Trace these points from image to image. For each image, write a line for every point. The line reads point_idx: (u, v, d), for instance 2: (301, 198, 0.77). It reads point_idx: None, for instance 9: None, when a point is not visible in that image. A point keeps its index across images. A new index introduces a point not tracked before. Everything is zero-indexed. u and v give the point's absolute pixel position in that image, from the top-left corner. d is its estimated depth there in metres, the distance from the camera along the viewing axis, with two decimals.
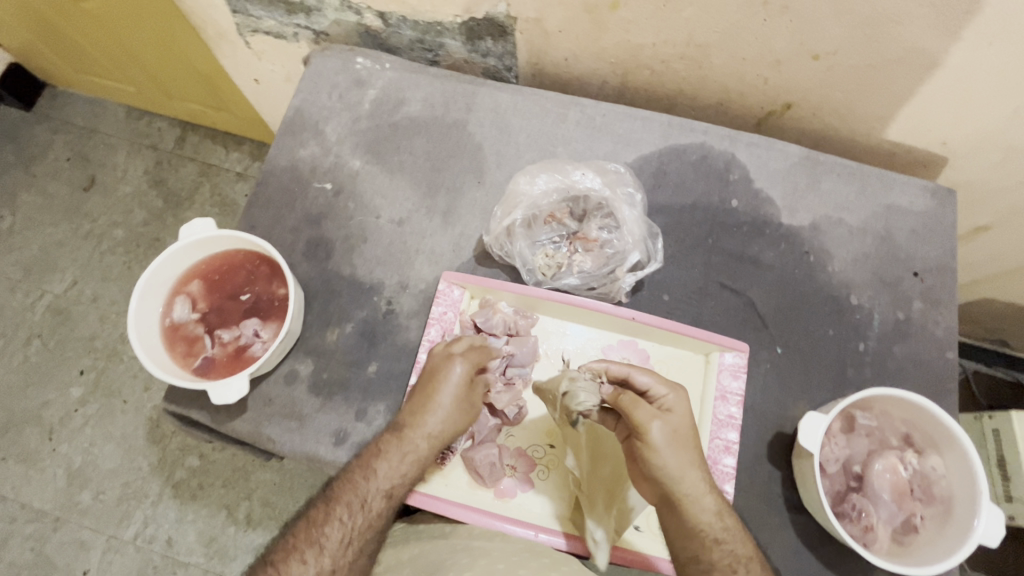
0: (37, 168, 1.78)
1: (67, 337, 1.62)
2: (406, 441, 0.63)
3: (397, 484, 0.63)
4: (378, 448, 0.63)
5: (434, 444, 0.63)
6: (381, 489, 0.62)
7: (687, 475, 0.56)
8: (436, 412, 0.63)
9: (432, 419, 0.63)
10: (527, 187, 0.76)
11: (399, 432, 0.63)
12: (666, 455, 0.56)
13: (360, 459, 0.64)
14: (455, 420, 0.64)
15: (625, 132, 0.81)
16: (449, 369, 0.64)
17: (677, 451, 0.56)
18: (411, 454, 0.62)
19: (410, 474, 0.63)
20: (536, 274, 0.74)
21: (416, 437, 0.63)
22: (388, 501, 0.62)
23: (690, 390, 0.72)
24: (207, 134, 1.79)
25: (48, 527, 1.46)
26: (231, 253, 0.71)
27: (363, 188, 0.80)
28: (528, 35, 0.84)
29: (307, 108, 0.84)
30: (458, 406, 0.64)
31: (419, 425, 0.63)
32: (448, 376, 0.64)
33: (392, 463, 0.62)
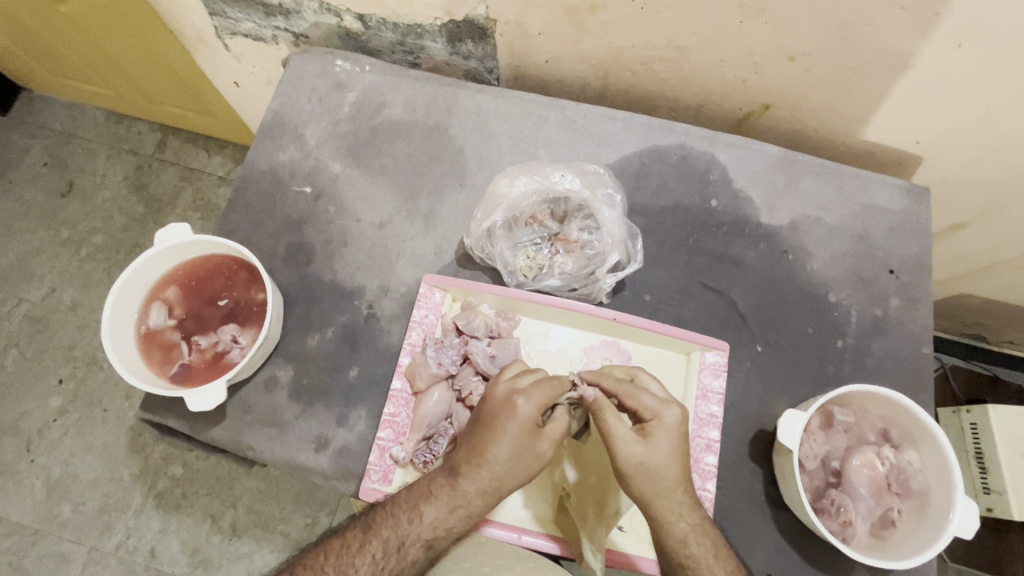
0: (12, 174, 1.75)
1: (45, 346, 1.59)
2: (460, 491, 0.59)
3: (440, 536, 0.59)
4: (430, 489, 0.60)
5: (489, 498, 0.59)
6: (422, 537, 0.58)
7: (660, 500, 0.56)
8: (493, 465, 0.58)
9: (487, 468, 0.57)
10: (506, 188, 0.76)
11: (456, 479, 0.59)
12: (646, 482, 0.56)
13: (407, 495, 0.60)
14: (517, 472, 0.58)
15: (605, 134, 0.81)
16: (511, 411, 0.58)
17: (659, 475, 0.56)
18: (462, 506, 0.58)
19: (457, 527, 0.59)
20: (517, 275, 0.74)
21: (468, 489, 0.58)
22: (426, 550, 0.59)
23: (672, 390, 0.72)
24: (189, 138, 1.77)
25: (26, 541, 1.43)
26: (209, 258, 0.70)
27: (343, 191, 0.79)
28: (509, 37, 0.85)
29: (286, 112, 0.83)
30: (517, 456, 0.57)
31: (474, 477, 0.58)
32: (508, 422, 0.57)
33: (439, 509, 0.59)
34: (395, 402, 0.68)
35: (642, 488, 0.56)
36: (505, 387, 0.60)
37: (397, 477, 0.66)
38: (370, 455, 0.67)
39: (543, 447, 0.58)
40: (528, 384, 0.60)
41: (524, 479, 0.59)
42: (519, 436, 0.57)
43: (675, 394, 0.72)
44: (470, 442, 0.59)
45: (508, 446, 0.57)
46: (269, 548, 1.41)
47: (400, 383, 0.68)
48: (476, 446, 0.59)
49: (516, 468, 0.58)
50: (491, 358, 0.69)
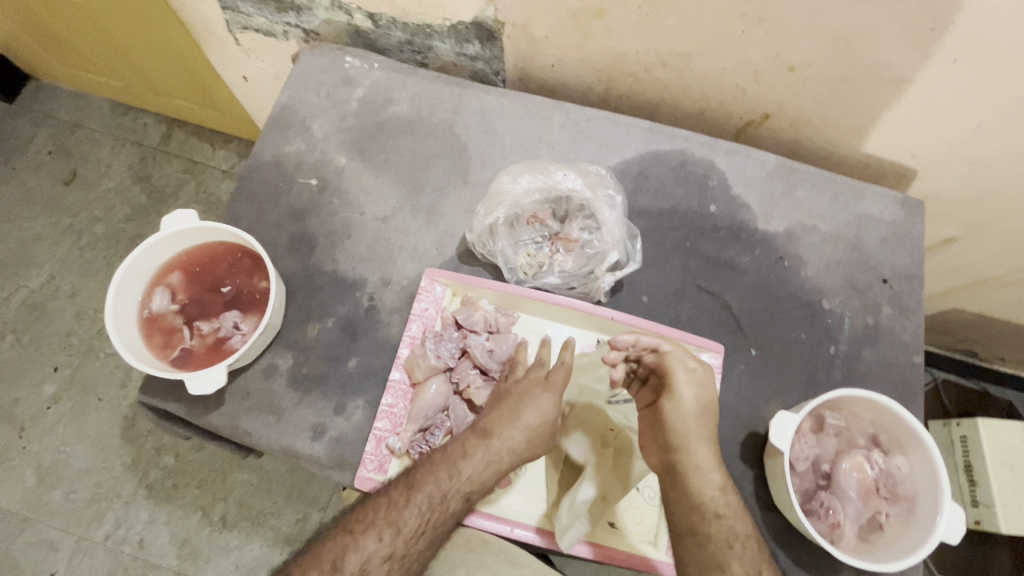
0: (17, 161, 1.75)
1: (41, 333, 1.59)
2: (493, 447, 0.61)
3: (476, 489, 0.61)
4: (467, 447, 0.62)
5: (520, 458, 0.62)
6: (460, 490, 0.60)
7: (700, 448, 0.59)
8: (524, 429, 0.62)
9: (518, 428, 0.62)
10: (509, 186, 0.77)
11: (490, 438, 0.62)
12: (687, 429, 0.59)
13: (445, 452, 0.62)
14: (546, 435, 0.63)
15: (607, 138, 0.83)
16: (543, 392, 0.64)
17: (699, 425, 0.59)
18: (496, 461, 0.61)
19: (490, 482, 0.61)
20: (517, 271, 0.75)
21: (501, 447, 0.61)
22: (464, 503, 0.60)
23: None
24: (194, 131, 1.78)
25: (15, 528, 1.42)
26: (213, 245, 0.71)
27: (348, 185, 0.80)
28: (515, 40, 0.86)
29: (294, 105, 0.84)
30: (546, 428, 0.63)
31: (507, 437, 0.62)
32: (541, 398, 0.63)
33: (475, 464, 0.61)
34: (393, 393, 0.68)
35: (687, 434, 0.59)
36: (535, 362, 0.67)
37: (392, 468, 0.66)
38: (366, 445, 0.67)
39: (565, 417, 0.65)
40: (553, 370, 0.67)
41: (544, 447, 0.63)
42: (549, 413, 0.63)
43: None
44: (500, 410, 0.64)
45: (541, 407, 0.63)
46: (259, 542, 1.41)
47: (399, 374, 0.69)
48: (510, 409, 0.63)
49: (545, 431, 0.63)
50: (489, 353, 0.70)
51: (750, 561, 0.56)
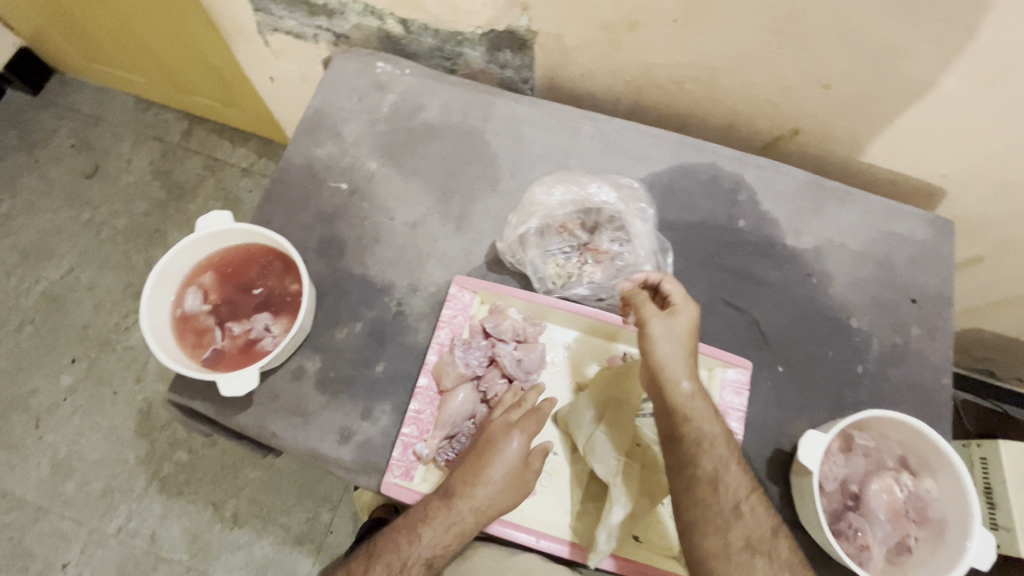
0: (40, 153, 1.77)
1: (59, 324, 1.60)
2: (454, 510, 0.59)
3: (439, 554, 0.59)
4: (427, 512, 0.60)
5: (482, 521, 0.60)
6: (422, 556, 0.59)
7: (675, 362, 0.59)
8: (487, 486, 0.60)
9: (481, 488, 0.59)
10: (543, 196, 0.77)
11: (451, 500, 0.60)
12: (659, 346, 0.59)
13: (404, 519, 0.61)
14: (508, 496, 0.60)
15: (636, 149, 0.83)
16: (507, 442, 0.61)
17: (674, 342, 0.60)
18: (457, 526, 0.59)
19: (453, 547, 0.59)
20: (546, 282, 0.75)
21: (463, 508, 0.59)
22: (427, 570, 0.60)
23: None
24: (214, 128, 1.80)
25: (28, 517, 1.43)
26: (244, 247, 0.72)
27: (378, 190, 0.80)
28: (546, 49, 0.87)
29: (326, 109, 0.85)
30: (510, 483, 0.61)
31: (468, 496, 0.59)
32: (505, 449, 0.61)
33: (435, 530, 0.59)
34: (421, 398, 0.68)
35: (660, 350, 0.59)
36: (503, 416, 0.64)
37: (419, 474, 0.66)
38: (392, 450, 0.67)
39: (531, 475, 0.62)
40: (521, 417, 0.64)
41: (512, 505, 0.61)
42: (514, 465, 0.61)
43: None
44: (463, 467, 0.62)
45: (506, 462, 0.60)
46: (269, 539, 1.41)
47: (427, 380, 0.69)
48: (473, 467, 0.61)
49: (510, 486, 0.60)
50: (517, 362, 0.70)
51: (734, 483, 0.56)
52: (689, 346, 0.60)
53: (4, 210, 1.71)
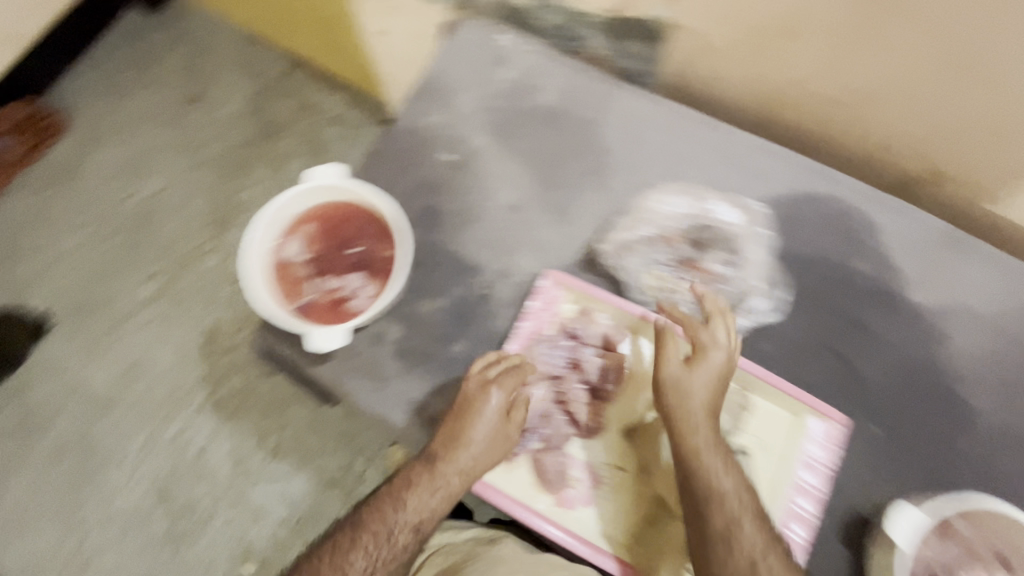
0: (151, 73, 1.85)
1: (147, 238, 1.69)
2: (438, 475, 0.62)
3: (426, 518, 0.62)
4: (412, 481, 0.62)
5: (465, 482, 0.62)
6: (409, 522, 0.62)
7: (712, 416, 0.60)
8: (468, 447, 0.62)
9: (461, 452, 0.62)
10: (657, 207, 0.76)
11: (434, 466, 0.62)
12: (697, 392, 0.61)
13: (390, 489, 0.64)
14: (488, 455, 0.62)
15: (756, 167, 0.78)
16: (485, 400, 0.63)
17: (709, 387, 0.61)
18: (442, 489, 0.62)
19: (439, 509, 0.62)
20: (640, 291, 0.72)
21: (447, 472, 0.62)
22: (415, 534, 0.62)
23: (773, 447, 0.67)
24: (311, 73, 1.83)
25: (98, 410, 1.55)
26: (345, 205, 0.72)
27: (483, 166, 0.78)
28: (680, 45, 0.82)
29: (442, 75, 0.82)
30: (491, 440, 0.63)
31: (452, 460, 0.62)
32: (484, 408, 0.63)
33: (422, 496, 0.62)
34: None
35: (696, 397, 0.61)
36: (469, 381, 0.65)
37: None
38: None
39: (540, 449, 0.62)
40: (498, 373, 0.65)
41: (496, 461, 0.63)
42: (492, 422, 0.63)
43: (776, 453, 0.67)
44: (444, 431, 0.64)
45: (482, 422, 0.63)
46: (305, 476, 1.48)
47: None
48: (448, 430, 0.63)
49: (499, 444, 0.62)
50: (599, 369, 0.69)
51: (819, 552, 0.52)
52: (719, 397, 0.62)
53: (113, 122, 1.81)
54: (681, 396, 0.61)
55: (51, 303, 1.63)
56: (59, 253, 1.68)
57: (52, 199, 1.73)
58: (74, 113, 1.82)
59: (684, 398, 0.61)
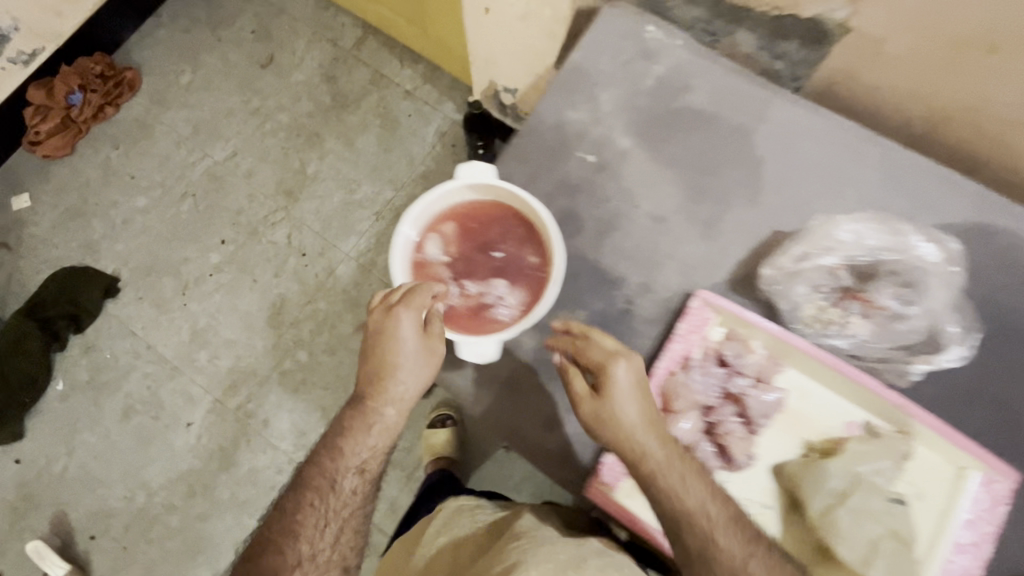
0: (222, 32, 1.79)
1: (216, 205, 1.67)
2: (371, 412, 0.68)
3: (367, 457, 0.71)
4: (348, 427, 0.70)
5: (399, 410, 0.68)
6: (355, 463, 0.70)
7: (649, 426, 0.58)
8: (395, 377, 0.65)
9: (391, 387, 0.66)
10: (829, 231, 0.69)
11: (366, 406, 0.68)
12: (627, 404, 0.58)
13: (329, 441, 0.71)
14: (416, 382, 0.65)
15: (927, 193, 0.71)
16: (395, 328, 0.63)
17: (636, 400, 0.59)
18: (378, 426, 0.69)
19: (376, 444, 0.70)
20: (802, 323, 0.66)
21: (377, 408, 0.67)
22: (361, 471, 0.71)
23: (930, 500, 0.63)
24: (387, 43, 1.77)
25: (165, 373, 1.56)
26: (489, 204, 0.68)
27: (628, 171, 0.73)
28: (850, 51, 0.75)
29: (586, 67, 0.77)
30: (416, 363, 0.64)
31: (378, 396, 0.67)
32: (396, 335, 0.63)
33: (359, 438, 0.69)
34: None
35: (625, 411, 0.58)
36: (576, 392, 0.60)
37: (625, 485, 0.66)
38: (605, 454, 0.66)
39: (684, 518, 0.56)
40: (400, 297, 0.64)
41: (427, 379, 0.66)
42: (411, 346, 0.63)
43: (932, 505, 0.63)
44: (367, 370, 0.66)
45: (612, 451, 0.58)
46: None
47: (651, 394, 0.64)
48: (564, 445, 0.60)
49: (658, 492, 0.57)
50: (754, 401, 0.64)
51: None
52: (651, 403, 0.60)
53: (184, 81, 1.75)
54: (614, 415, 0.58)
55: (121, 263, 1.62)
56: (129, 213, 1.66)
57: (122, 157, 1.70)
58: (144, 69, 1.76)
59: (619, 419, 0.58)
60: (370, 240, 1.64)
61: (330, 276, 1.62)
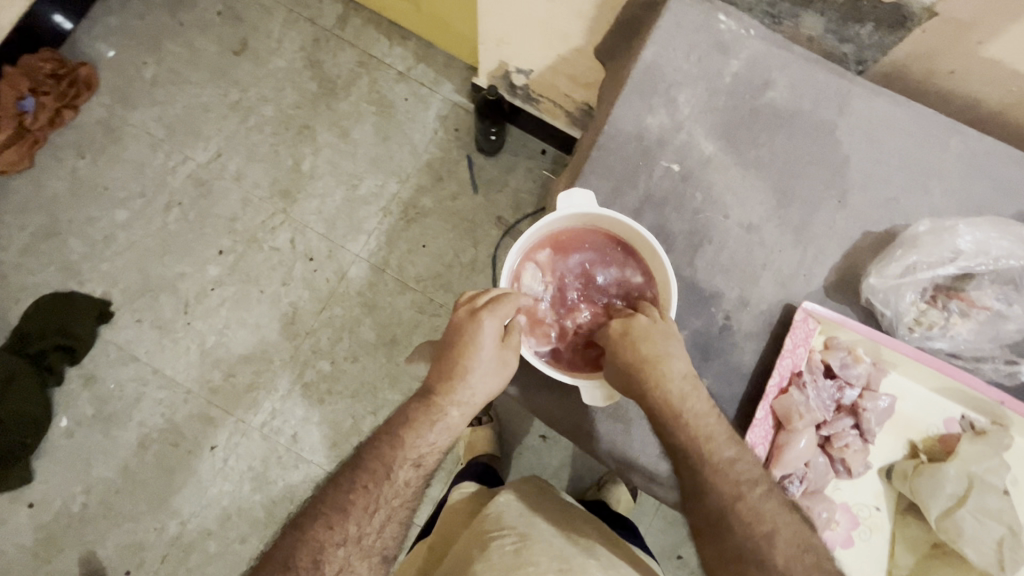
0: (184, 16, 1.57)
1: (206, 212, 1.49)
2: (437, 408, 0.63)
3: (426, 453, 0.64)
4: (411, 418, 0.64)
5: (465, 412, 0.63)
6: (410, 458, 0.63)
7: (669, 360, 0.60)
8: (474, 372, 0.61)
9: (461, 387, 0.62)
10: (932, 232, 0.65)
11: (432, 401, 0.63)
12: (647, 340, 0.59)
13: (388, 429, 0.65)
14: (491, 383, 0.62)
15: (1008, 180, 0.70)
16: (479, 327, 0.60)
17: (657, 337, 0.60)
18: (441, 423, 0.63)
19: (438, 442, 0.64)
20: (905, 329, 0.66)
21: (446, 405, 0.62)
22: (416, 469, 0.64)
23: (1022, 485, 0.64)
24: (372, 20, 1.56)
25: (180, 397, 1.40)
26: (594, 234, 0.66)
27: (714, 179, 0.71)
28: (930, 34, 0.69)
29: (660, 67, 0.71)
30: (493, 369, 0.62)
31: (449, 393, 0.62)
32: (479, 334, 0.60)
33: (421, 432, 0.63)
34: (755, 431, 0.62)
35: (647, 348, 0.59)
36: (700, 421, 0.59)
37: None
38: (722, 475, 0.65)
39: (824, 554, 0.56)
40: (486, 301, 0.62)
41: (501, 385, 0.63)
42: (490, 347, 0.61)
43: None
44: (441, 365, 0.63)
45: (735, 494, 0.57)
46: None
47: (765, 413, 0.63)
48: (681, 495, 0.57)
49: (784, 540, 0.56)
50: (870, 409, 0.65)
51: None
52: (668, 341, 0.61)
53: (148, 76, 1.54)
54: (633, 346, 0.59)
55: (109, 284, 1.45)
56: (110, 228, 1.48)
57: (91, 167, 1.50)
58: (101, 65, 1.54)
59: (639, 349, 0.58)
60: (380, 239, 1.46)
61: (342, 280, 1.44)
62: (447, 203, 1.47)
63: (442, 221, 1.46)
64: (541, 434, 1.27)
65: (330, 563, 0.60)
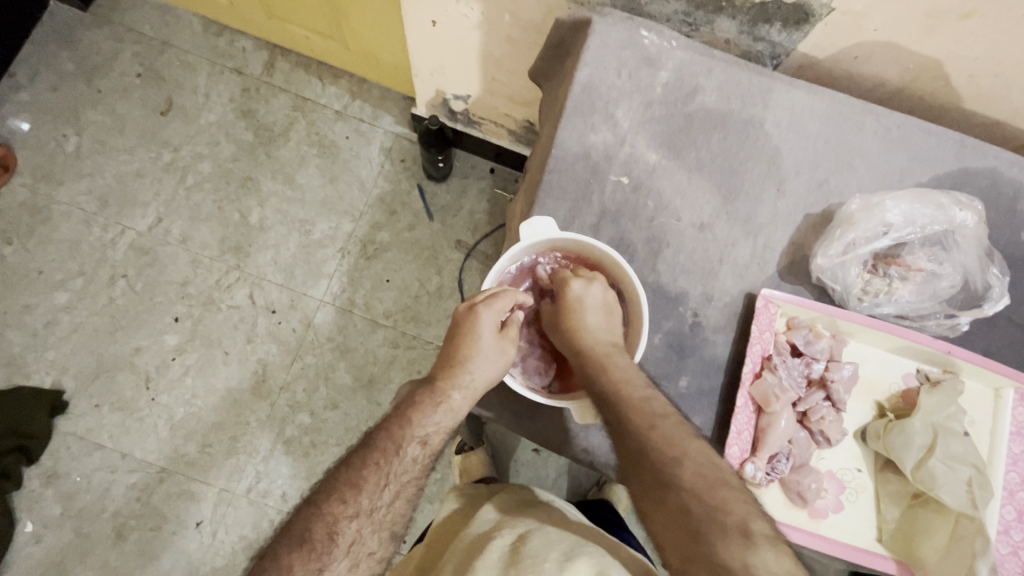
0: (101, 83, 1.50)
1: (156, 281, 1.42)
2: (440, 392, 0.64)
3: (432, 433, 0.64)
4: (417, 399, 0.65)
5: (467, 399, 0.64)
6: (417, 439, 0.63)
7: (603, 331, 0.65)
8: (476, 360, 0.64)
9: (462, 372, 0.64)
10: (863, 210, 0.71)
11: (435, 386, 0.65)
12: (589, 314, 0.65)
13: (396, 411, 0.65)
14: (490, 370, 0.64)
15: (921, 150, 0.77)
16: (478, 318, 0.64)
17: (599, 314, 0.66)
18: (446, 405, 0.64)
19: (445, 424, 0.64)
20: (855, 300, 0.71)
21: (449, 389, 0.64)
22: (424, 448, 0.64)
23: (979, 424, 0.70)
24: (301, 62, 1.54)
25: (153, 478, 1.33)
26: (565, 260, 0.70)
27: (662, 185, 0.74)
28: (833, 27, 0.75)
29: (596, 86, 0.75)
30: (490, 358, 0.64)
31: (452, 378, 0.64)
32: (478, 324, 0.64)
33: (427, 412, 0.64)
34: (739, 420, 0.66)
35: (588, 322, 0.65)
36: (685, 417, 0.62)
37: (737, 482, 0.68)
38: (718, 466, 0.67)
39: None
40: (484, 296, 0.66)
41: (501, 375, 0.65)
42: (488, 336, 0.64)
43: (982, 429, 0.70)
44: (445, 353, 0.66)
45: None
46: None
47: (744, 400, 0.67)
48: None
49: None
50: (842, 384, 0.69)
51: None
52: (612, 320, 0.66)
53: (70, 148, 1.47)
54: (575, 317, 0.65)
55: (60, 371, 1.37)
56: (51, 313, 1.39)
57: (19, 252, 1.41)
58: (16, 143, 1.46)
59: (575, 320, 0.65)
60: (342, 280, 1.44)
61: (309, 328, 1.41)
62: (405, 235, 1.47)
63: (403, 254, 1.46)
64: (533, 449, 1.28)
65: (344, 535, 0.59)
